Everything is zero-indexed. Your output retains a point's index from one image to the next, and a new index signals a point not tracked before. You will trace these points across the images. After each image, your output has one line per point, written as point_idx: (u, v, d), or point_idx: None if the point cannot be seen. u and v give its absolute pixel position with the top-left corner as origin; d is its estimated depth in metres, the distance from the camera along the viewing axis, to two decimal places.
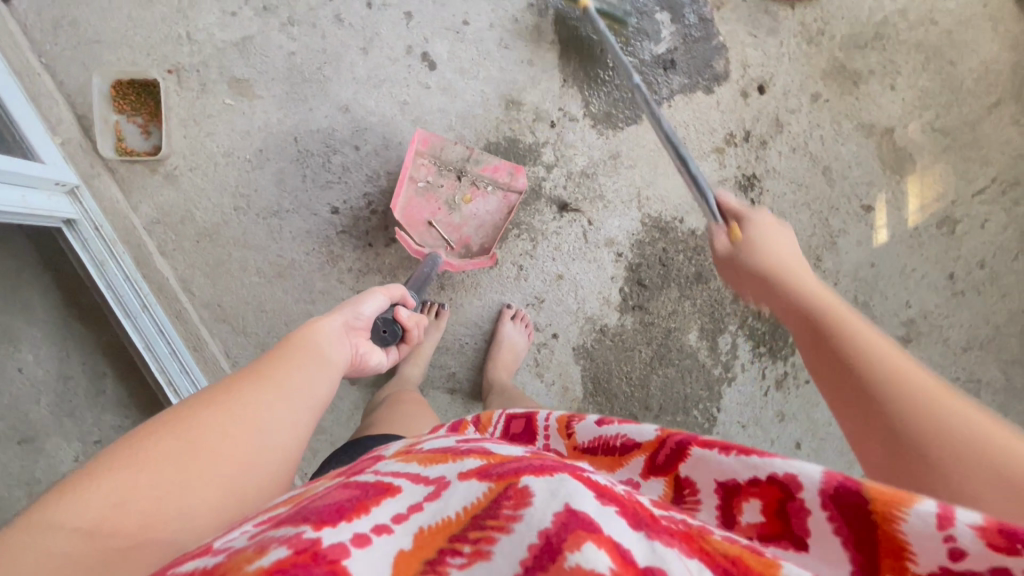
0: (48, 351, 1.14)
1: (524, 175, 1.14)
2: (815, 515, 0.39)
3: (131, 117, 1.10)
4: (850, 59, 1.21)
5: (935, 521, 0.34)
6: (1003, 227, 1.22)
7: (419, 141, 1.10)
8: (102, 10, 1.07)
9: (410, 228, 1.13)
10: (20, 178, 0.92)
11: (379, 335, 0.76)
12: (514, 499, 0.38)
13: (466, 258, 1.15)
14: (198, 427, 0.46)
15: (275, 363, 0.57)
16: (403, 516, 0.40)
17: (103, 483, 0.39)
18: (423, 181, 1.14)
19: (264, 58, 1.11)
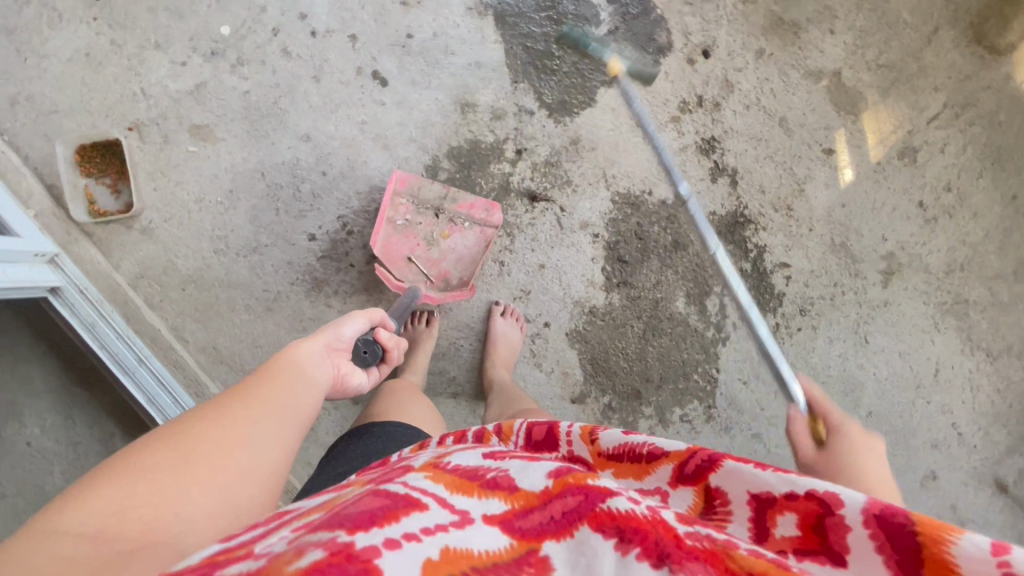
0: (54, 420, 1.16)
1: (500, 210, 1.17)
2: (855, 532, 0.41)
3: (99, 179, 1.12)
4: (786, 11, 1.24)
5: (988, 547, 0.35)
6: (962, 148, 1.25)
7: (397, 181, 1.13)
8: (55, 80, 1.10)
9: (390, 266, 1.15)
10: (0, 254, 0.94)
11: (361, 357, 0.75)
12: (536, 566, 0.38)
13: (445, 290, 1.18)
14: (195, 439, 0.49)
15: (266, 379, 0.59)
16: (432, 530, 0.37)
17: (107, 493, 0.42)
18: (402, 220, 1.16)
19: (220, 101, 1.13)
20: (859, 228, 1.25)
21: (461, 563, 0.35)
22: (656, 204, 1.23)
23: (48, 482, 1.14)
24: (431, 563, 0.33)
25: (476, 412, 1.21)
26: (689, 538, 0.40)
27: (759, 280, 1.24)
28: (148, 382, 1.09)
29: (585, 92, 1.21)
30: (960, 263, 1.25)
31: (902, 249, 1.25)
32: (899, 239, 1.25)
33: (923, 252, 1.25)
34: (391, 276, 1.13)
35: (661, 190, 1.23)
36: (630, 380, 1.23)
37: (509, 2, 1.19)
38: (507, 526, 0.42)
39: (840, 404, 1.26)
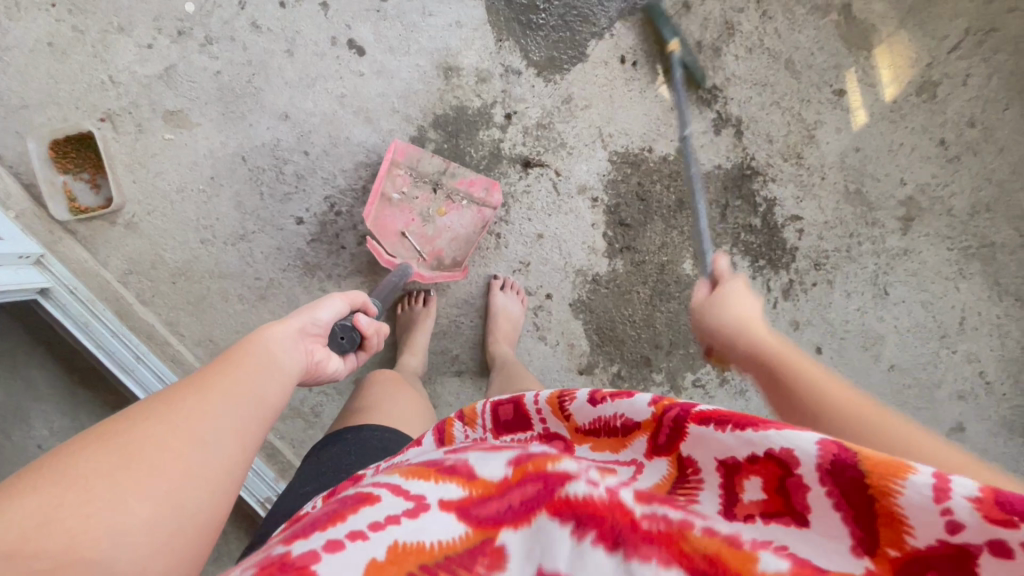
0: (60, 423, 1.15)
1: (500, 191, 1.13)
2: (815, 491, 0.37)
3: (77, 175, 1.08)
4: None
5: (930, 492, 0.33)
6: (986, 78, 1.15)
7: (396, 151, 1.07)
8: (20, 74, 1.05)
9: (382, 241, 1.11)
10: None
11: (337, 341, 0.75)
12: (491, 557, 0.39)
13: (437, 269, 1.14)
14: (138, 442, 0.45)
15: (223, 372, 0.56)
16: (380, 522, 0.39)
17: (32, 503, 0.39)
18: (398, 193, 1.11)
19: (193, 84, 1.08)
20: (875, 173, 1.18)
21: (410, 561, 0.37)
22: (657, 161, 1.16)
23: None
24: (376, 565, 0.36)
25: (482, 389, 1.18)
26: (646, 520, 0.38)
27: (770, 236, 1.18)
28: (147, 380, 1.07)
29: (576, 46, 1.13)
30: (986, 203, 1.18)
31: (921, 192, 1.18)
32: (919, 182, 1.17)
33: (946, 194, 1.18)
34: (382, 250, 1.09)
35: (662, 146, 1.16)
36: (639, 348, 1.19)
37: None
38: (464, 515, 0.42)
39: (860, 359, 1.21)
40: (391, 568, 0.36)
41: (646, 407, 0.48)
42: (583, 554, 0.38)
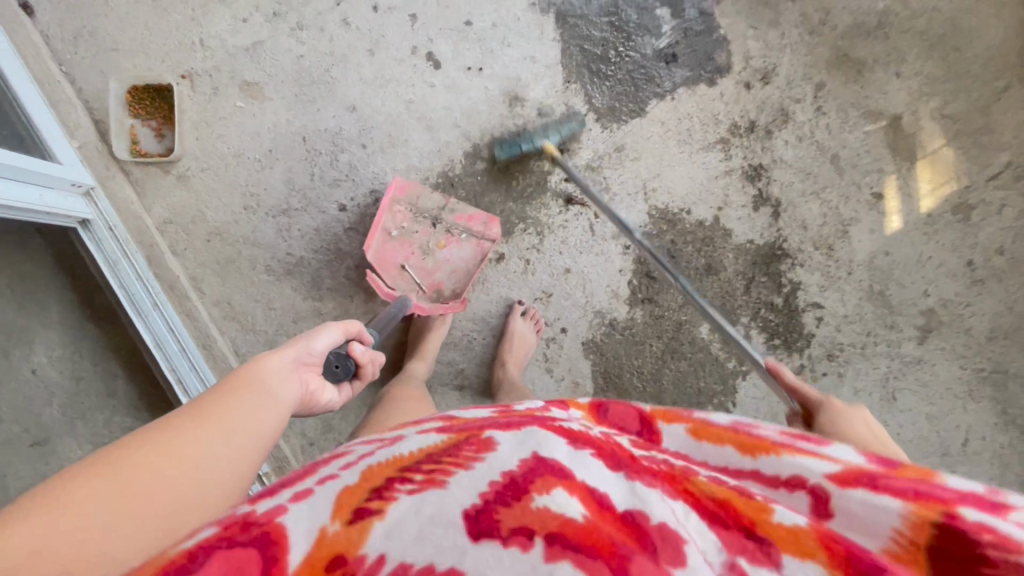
0: (65, 353, 1.17)
1: (498, 224, 1.14)
2: (845, 496, 0.46)
3: (145, 121, 1.13)
4: (853, 47, 1.20)
5: (982, 519, 0.42)
6: (1021, 212, 1.19)
7: (396, 189, 1.11)
8: (119, 20, 1.12)
9: (383, 274, 1.13)
10: (38, 178, 0.96)
11: (331, 370, 0.76)
12: (477, 445, 0.50)
13: (437, 301, 1.16)
14: (133, 469, 0.49)
15: (224, 400, 0.60)
16: (345, 467, 0.51)
17: (35, 521, 0.42)
18: (397, 228, 1.14)
19: (274, 62, 1.14)
20: (901, 279, 1.20)
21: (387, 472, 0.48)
22: (692, 223, 1.20)
23: (44, 415, 1.15)
24: (347, 489, 0.47)
25: (480, 408, 1.18)
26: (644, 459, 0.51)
27: (789, 317, 1.20)
28: (159, 329, 1.09)
29: (637, 101, 1.19)
30: (1004, 331, 1.19)
31: (943, 307, 1.20)
32: (942, 297, 1.20)
33: (967, 314, 1.19)
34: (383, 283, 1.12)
35: (700, 210, 1.20)
36: (642, 400, 1.19)
37: (573, 2, 1.17)
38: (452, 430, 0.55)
39: None
40: (363, 485, 0.47)
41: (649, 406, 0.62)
42: (578, 458, 0.47)
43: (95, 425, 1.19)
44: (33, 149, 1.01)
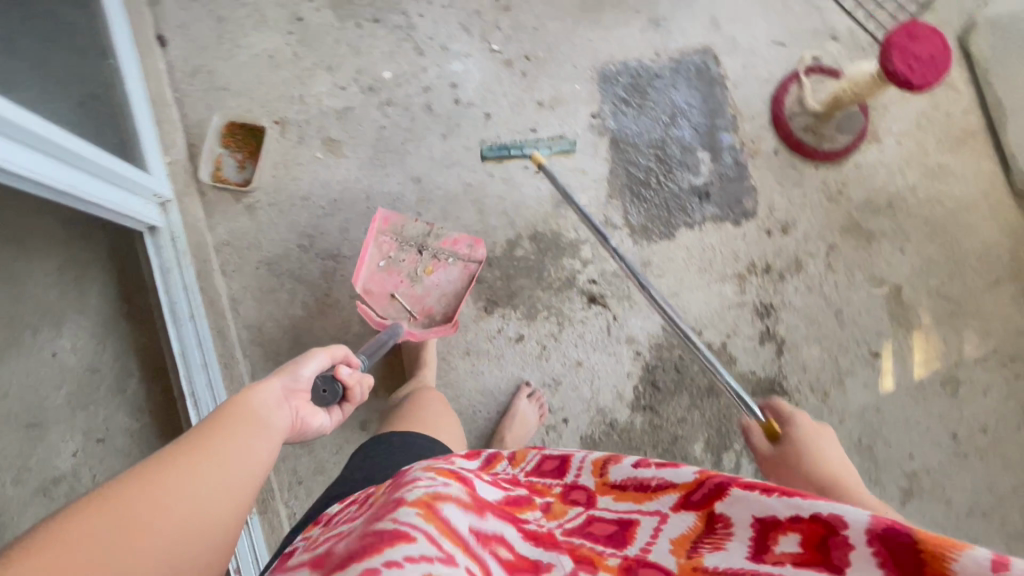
0: (93, 343, 1.23)
1: (484, 246, 1.23)
2: (859, 549, 0.40)
3: (232, 153, 1.25)
4: (865, 220, 1.34)
5: (988, 563, 0.35)
6: (1004, 397, 1.27)
7: (380, 220, 1.19)
8: (236, 66, 1.27)
9: (374, 304, 1.19)
10: (127, 182, 1.07)
11: (320, 395, 0.81)
12: None
13: (428, 326, 1.20)
14: (139, 499, 0.51)
15: (212, 433, 0.62)
16: (412, 556, 0.41)
17: (52, 555, 0.43)
18: (386, 258, 1.21)
19: (359, 127, 1.28)
20: (889, 438, 1.26)
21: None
22: (702, 345, 1.27)
23: (52, 399, 1.20)
24: None
25: None
26: None
27: None
28: (190, 341, 1.14)
29: (668, 225, 1.32)
30: (982, 509, 1.23)
31: (926, 473, 1.25)
32: (926, 463, 1.25)
33: (948, 485, 1.24)
34: (373, 313, 1.18)
35: (710, 333, 1.28)
36: None
37: (627, 132, 1.34)
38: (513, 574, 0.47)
39: None
40: None
41: (690, 472, 0.51)
42: None
43: (94, 419, 1.21)
44: (131, 158, 1.14)
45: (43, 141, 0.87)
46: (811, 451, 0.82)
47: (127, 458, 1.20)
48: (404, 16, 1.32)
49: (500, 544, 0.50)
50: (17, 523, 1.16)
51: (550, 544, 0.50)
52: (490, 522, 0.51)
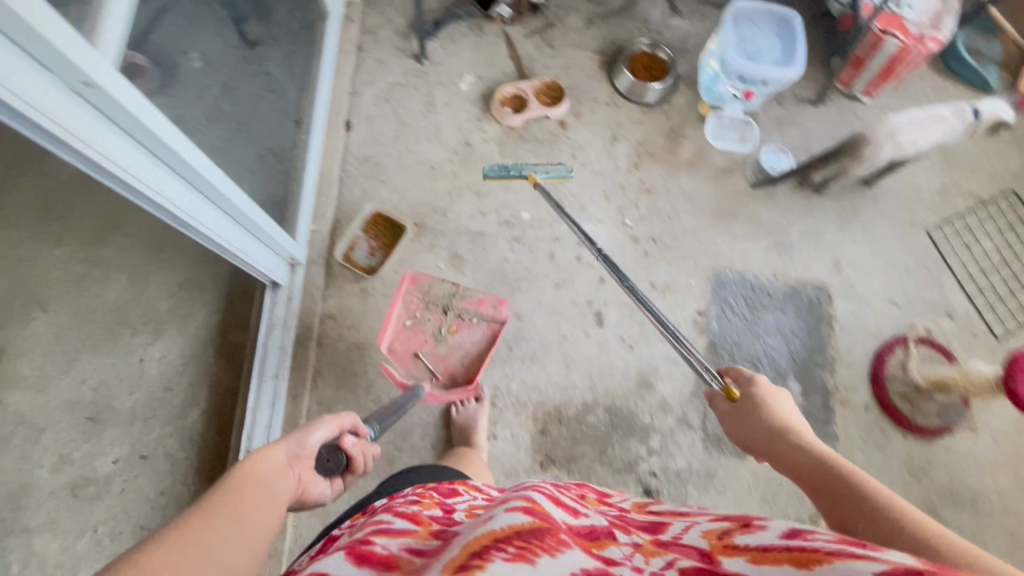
0: (178, 361, 1.29)
1: (506, 307, 1.30)
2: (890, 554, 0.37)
3: (368, 238, 1.34)
4: (944, 509, 1.28)
5: None
6: None
7: (409, 280, 1.27)
8: (400, 166, 1.40)
9: (398, 362, 1.25)
10: (276, 245, 1.18)
11: (325, 467, 0.74)
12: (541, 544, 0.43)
13: (449, 386, 1.26)
14: (144, 573, 0.44)
15: (230, 498, 0.56)
16: (444, 540, 0.46)
17: None
18: (413, 317, 1.28)
19: (484, 253, 1.37)
20: None
21: (483, 540, 0.43)
22: None
23: (121, 401, 1.26)
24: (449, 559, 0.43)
25: None
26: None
27: None
28: (263, 400, 1.19)
29: None
30: None
31: None
32: None
33: None
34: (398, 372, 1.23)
35: None
36: None
37: (726, 338, 1.37)
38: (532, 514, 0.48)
39: None
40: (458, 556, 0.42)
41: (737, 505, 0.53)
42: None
43: (146, 434, 1.24)
44: (286, 224, 1.26)
45: (241, 216, 1.00)
46: (768, 405, 0.77)
47: (158, 484, 1.21)
48: (558, 169, 1.45)
49: (541, 493, 0.56)
50: (38, 509, 1.18)
51: (589, 512, 0.56)
52: (532, 491, 0.56)
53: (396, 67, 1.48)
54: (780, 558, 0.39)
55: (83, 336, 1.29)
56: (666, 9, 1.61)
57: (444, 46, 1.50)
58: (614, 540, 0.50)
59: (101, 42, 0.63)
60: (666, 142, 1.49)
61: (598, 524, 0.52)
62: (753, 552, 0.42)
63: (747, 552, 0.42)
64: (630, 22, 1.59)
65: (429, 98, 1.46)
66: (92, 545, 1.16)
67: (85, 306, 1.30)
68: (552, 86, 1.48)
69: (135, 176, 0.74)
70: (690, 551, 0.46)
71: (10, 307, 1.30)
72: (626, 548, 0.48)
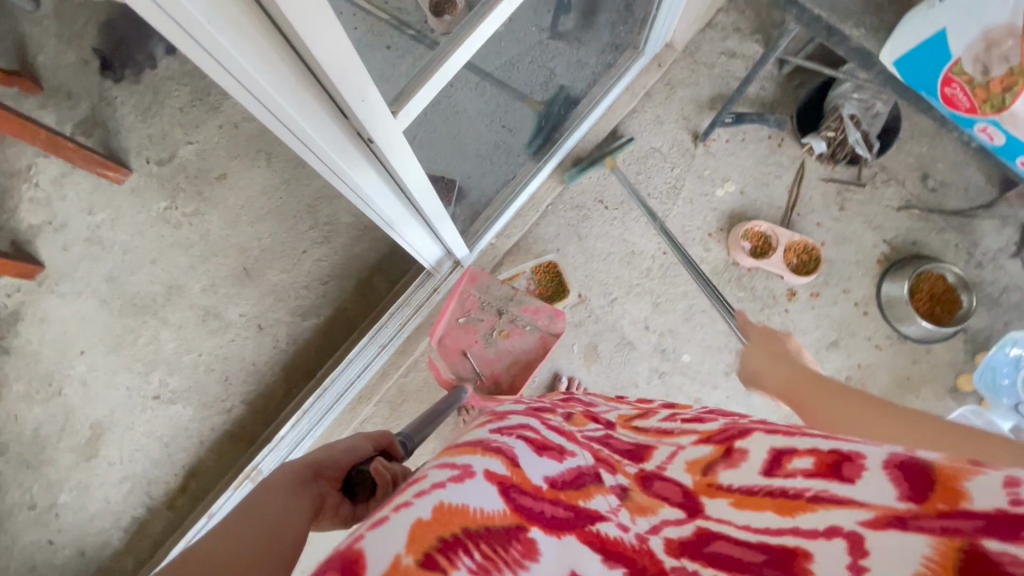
0: (326, 271, 1.41)
1: (563, 318, 1.22)
2: (870, 470, 0.36)
3: (532, 279, 1.29)
4: None
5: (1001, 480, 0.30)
6: None
7: (468, 275, 1.20)
8: (604, 231, 1.31)
9: (445, 358, 1.21)
10: (454, 245, 1.16)
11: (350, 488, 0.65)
12: (523, 548, 0.40)
13: (492, 391, 1.20)
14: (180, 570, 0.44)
15: (241, 524, 0.51)
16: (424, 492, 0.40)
17: None
18: (465, 317, 1.21)
19: (621, 364, 1.27)
20: None
21: (453, 525, 0.38)
22: None
23: (273, 274, 1.41)
24: (419, 523, 0.36)
25: None
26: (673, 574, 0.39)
27: None
28: (361, 358, 1.24)
29: None
30: None
31: None
32: None
33: None
34: (443, 368, 1.19)
35: None
36: None
37: None
38: (502, 492, 0.43)
39: None
40: (431, 531, 0.36)
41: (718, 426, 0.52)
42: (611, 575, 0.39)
43: (273, 311, 1.40)
44: (471, 232, 1.25)
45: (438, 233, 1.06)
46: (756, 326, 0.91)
47: (256, 353, 1.38)
48: None
49: (530, 431, 0.53)
50: (177, 311, 1.40)
51: (571, 438, 0.55)
52: (515, 419, 0.55)
53: (669, 135, 1.34)
54: (763, 505, 0.40)
55: (279, 202, 1.43)
56: (1010, 243, 1.25)
57: (730, 140, 1.33)
58: (599, 482, 0.49)
59: (403, 112, 0.65)
60: (887, 386, 1.23)
61: (583, 464, 0.51)
62: (737, 495, 0.42)
63: (731, 494, 0.42)
64: (952, 234, 1.26)
65: (678, 184, 1.32)
66: (193, 363, 1.38)
67: (295, 180, 1.44)
68: (809, 250, 1.26)
69: (376, 210, 0.80)
70: (673, 489, 0.47)
71: (247, 146, 1.46)
72: (613, 499, 0.47)
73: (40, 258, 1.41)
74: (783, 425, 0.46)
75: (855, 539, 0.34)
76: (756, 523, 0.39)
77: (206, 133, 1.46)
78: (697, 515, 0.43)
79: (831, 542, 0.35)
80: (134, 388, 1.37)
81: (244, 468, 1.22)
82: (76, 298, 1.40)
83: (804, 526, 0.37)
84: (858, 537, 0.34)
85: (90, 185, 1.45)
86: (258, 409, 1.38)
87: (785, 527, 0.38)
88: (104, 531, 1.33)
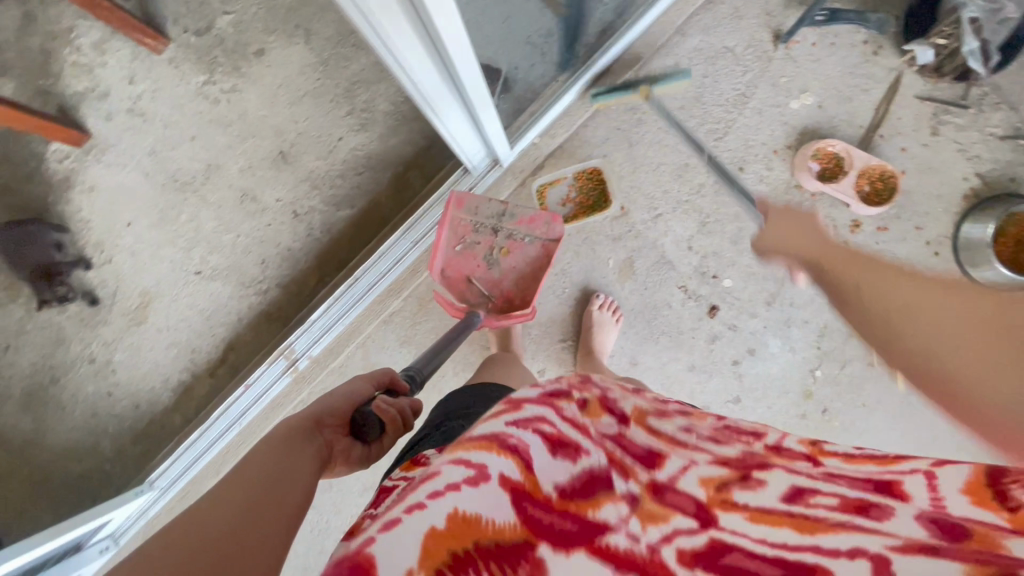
0: (362, 162, 1.38)
1: (560, 223, 1.15)
2: (895, 519, 0.39)
3: (572, 186, 1.22)
4: None
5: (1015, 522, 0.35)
6: None
7: (454, 200, 1.12)
8: (656, 140, 1.20)
9: (451, 288, 1.14)
10: (493, 138, 1.08)
11: (358, 429, 0.66)
12: (530, 563, 0.43)
13: (505, 309, 1.16)
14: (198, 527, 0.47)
15: (217, 510, 0.49)
16: (440, 492, 0.42)
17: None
18: (461, 243, 1.14)
19: (657, 282, 1.22)
20: None
21: (467, 538, 0.41)
22: None
23: (310, 160, 1.38)
24: (433, 532, 0.39)
25: None
26: None
27: None
28: (394, 251, 1.23)
29: None
30: None
31: None
32: None
33: None
34: (451, 299, 1.14)
35: None
36: None
37: None
38: (515, 501, 0.45)
39: None
40: (449, 543, 0.40)
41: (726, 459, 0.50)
42: None
43: (309, 198, 1.39)
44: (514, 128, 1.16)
45: (481, 126, 1.01)
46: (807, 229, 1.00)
47: (291, 240, 1.40)
48: None
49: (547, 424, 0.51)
50: (216, 190, 1.40)
51: (587, 435, 0.53)
52: (530, 409, 0.51)
53: (746, 33, 1.18)
54: (780, 524, 0.42)
55: (316, 84, 1.37)
56: None
57: (816, 44, 1.16)
58: (611, 490, 0.50)
59: None
60: None
61: (598, 466, 0.51)
62: (751, 512, 0.44)
63: (746, 509, 0.44)
64: None
65: (748, 91, 1.18)
66: (232, 243, 1.40)
67: (333, 61, 1.36)
68: (887, 176, 1.12)
69: (414, 78, 0.76)
70: (687, 500, 0.48)
71: (285, 19, 1.37)
72: (623, 507, 0.49)
73: (86, 126, 1.40)
74: (808, 470, 0.46)
75: (881, 561, 0.37)
76: (771, 538, 0.42)
77: (244, 3, 1.37)
78: (711, 526, 0.45)
79: (855, 563, 0.37)
80: (177, 262, 1.42)
81: (279, 346, 1.27)
82: (121, 169, 1.42)
83: (824, 546, 0.39)
84: (883, 560, 0.37)
85: (130, 52, 1.40)
86: (293, 294, 1.42)
87: (804, 544, 0.40)
88: (155, 390, 1.45)
